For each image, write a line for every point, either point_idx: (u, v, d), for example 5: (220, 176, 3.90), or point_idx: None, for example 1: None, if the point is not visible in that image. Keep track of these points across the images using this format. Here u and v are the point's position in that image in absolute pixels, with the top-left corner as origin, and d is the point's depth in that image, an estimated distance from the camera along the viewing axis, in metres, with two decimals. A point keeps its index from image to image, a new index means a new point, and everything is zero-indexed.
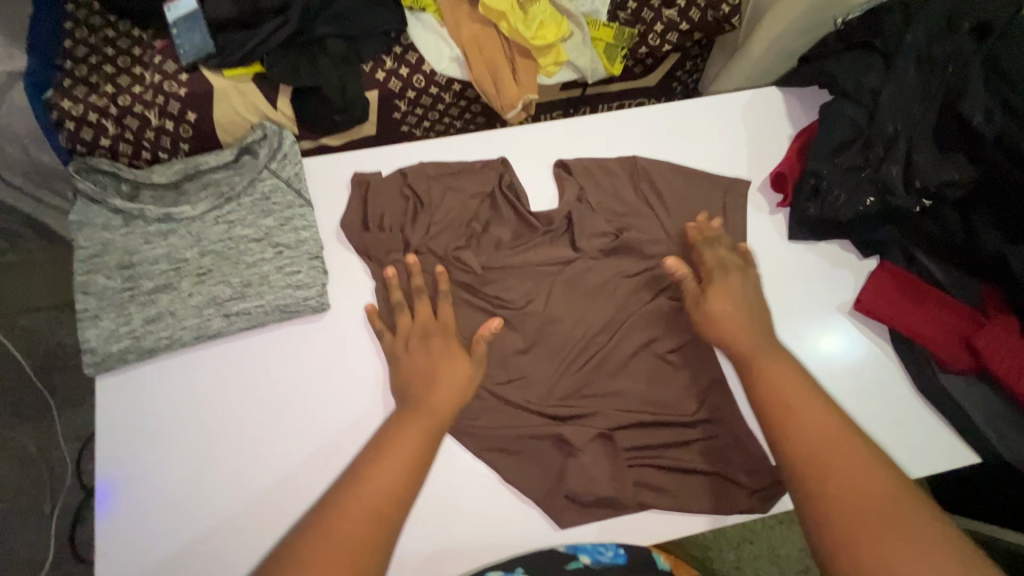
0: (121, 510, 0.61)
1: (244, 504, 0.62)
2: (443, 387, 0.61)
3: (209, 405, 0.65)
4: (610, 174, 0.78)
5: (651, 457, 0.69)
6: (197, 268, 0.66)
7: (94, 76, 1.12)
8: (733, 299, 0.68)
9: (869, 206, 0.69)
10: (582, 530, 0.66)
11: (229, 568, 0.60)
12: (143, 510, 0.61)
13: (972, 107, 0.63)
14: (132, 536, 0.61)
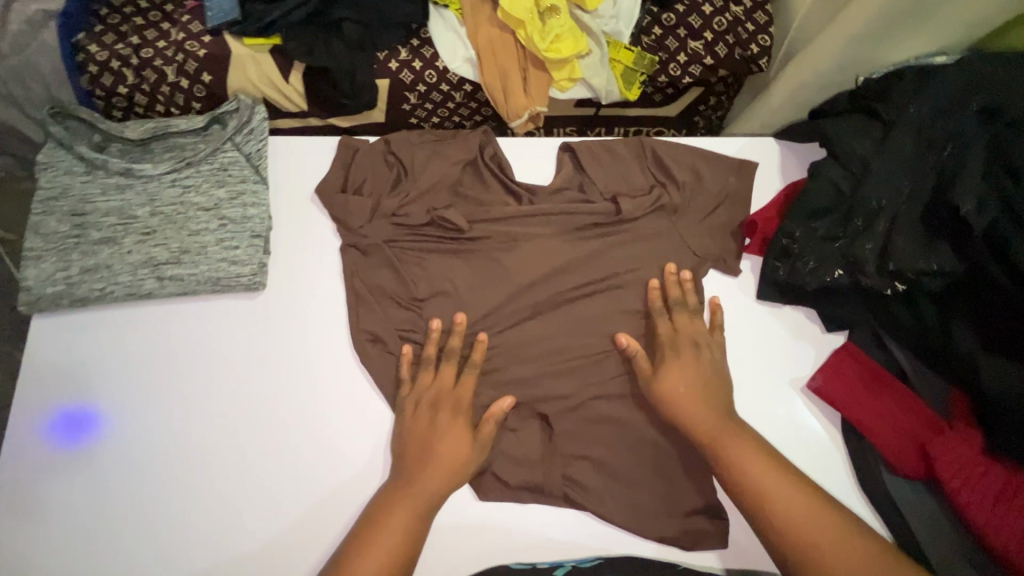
0: (24, 450, 0.62)
1: (139, 469, 0.62)
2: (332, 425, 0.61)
3: (129, 363, 0.65)
4: (617, 158, 0.77)
5: (584, 456, 0.66)
6: (143, 226, 0.67)
7: (124, 26, 1.16)
8: (674, 377, 0.64)
9: (837, 279, 0.64)
10: (583, 538, 0.64)
11: (111, 529, 0.60)
12: (42, 455, 0.62)
13: (963, 195, 0.57)
14: (30, 478, 0.62)
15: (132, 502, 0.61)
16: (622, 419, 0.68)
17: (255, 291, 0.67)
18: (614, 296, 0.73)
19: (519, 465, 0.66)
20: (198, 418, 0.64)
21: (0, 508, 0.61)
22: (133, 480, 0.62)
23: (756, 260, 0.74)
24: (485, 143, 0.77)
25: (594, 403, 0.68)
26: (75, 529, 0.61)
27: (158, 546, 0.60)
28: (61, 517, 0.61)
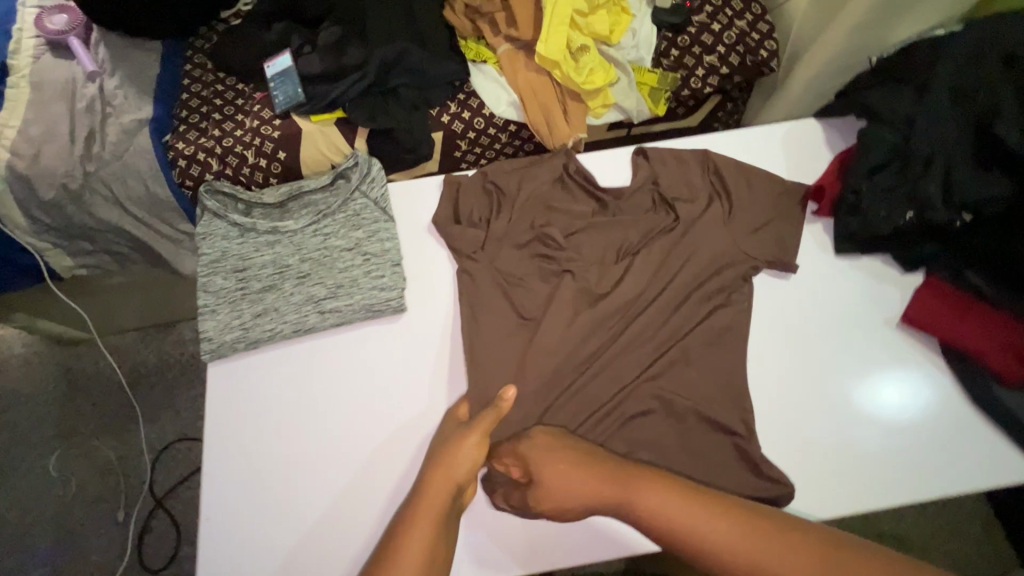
0: (219, 480, 0.69)
1: (325, 482, 0.69)
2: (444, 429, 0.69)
3: (300, 391, 0.73)
4: (683, 156, 0.86)
5: (723, 421, 0.72)
6: (298, 271, 0.77)
7: (205, 122, 1.32)
8: None
9: (908, 220, 0.73)
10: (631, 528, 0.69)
11: (309, 538, 0.66)
12: (238, 481, 0.69)
13: (1006, 127, 0.67)
14: (228, 503, 0.68)
15: (329, 513, 0.68)
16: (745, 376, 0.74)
17: (402, 312, 0.76)
18: (710, 271, 0.80)
19: (660, 430, 0.72)
20: (372, 430, 0.72)
21: (205, 534, 0.67)
22: (326, 494, 0.69)
23: (826, 222, 0.83)
24: (567, 161, 0.87)
25: (716, 368, 0.75)
26: (281, 548, 0.66)
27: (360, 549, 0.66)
28: (265, 539, 0.66)
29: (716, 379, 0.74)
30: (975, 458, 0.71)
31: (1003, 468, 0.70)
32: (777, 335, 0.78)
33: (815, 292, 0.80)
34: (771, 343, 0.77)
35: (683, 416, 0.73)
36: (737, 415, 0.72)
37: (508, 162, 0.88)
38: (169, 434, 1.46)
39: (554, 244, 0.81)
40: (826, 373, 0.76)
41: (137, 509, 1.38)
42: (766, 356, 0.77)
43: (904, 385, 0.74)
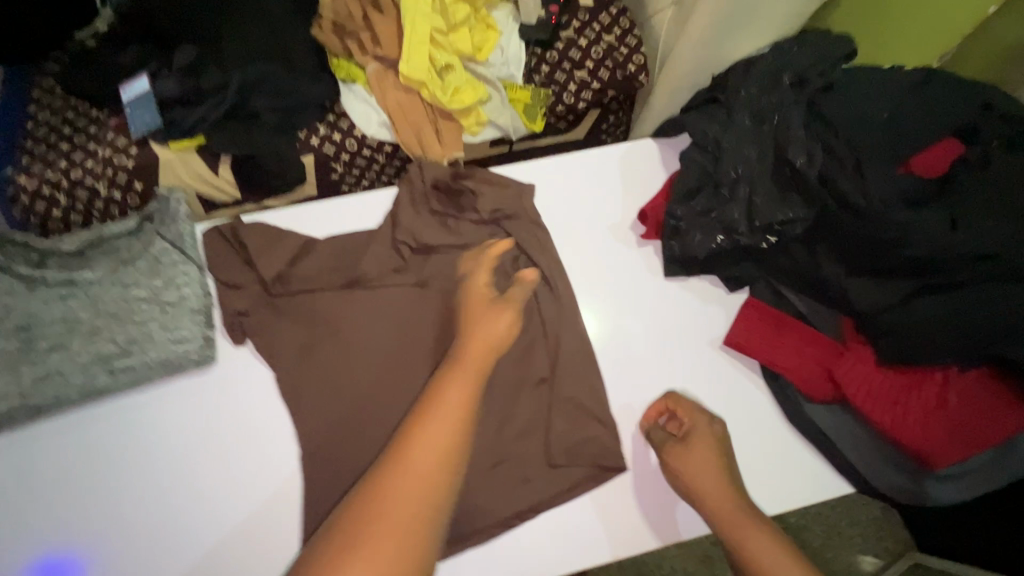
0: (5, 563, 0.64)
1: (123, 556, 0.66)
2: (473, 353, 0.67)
3: (94, 460, 0.68)
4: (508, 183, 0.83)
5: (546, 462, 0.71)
6: (89, 327, 0.71)
7: (52, 153, 1.25)
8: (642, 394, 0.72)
9: (721, 244, 0.73)
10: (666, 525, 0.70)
11: None
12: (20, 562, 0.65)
13: (795, 152, 0.69)
14: None
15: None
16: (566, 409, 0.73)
17: (205, 364, 0.71)
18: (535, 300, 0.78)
19: (476, 476, 0.69)
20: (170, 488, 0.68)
21: None
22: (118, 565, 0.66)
23: (655, 244, 0.82)
24: (407, 194, 0.82)
25: (537, 399, 0.73)
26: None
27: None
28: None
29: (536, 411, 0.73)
30: (792, 484, 0.71)
31: (817, 488, 0.71)
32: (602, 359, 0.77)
33: (641, 318, 0.79)
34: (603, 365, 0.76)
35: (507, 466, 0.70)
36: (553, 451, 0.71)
37: (325, 213, 0.83)
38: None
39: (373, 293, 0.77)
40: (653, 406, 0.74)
41: None
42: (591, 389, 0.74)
43: (729, 414, 0.74)
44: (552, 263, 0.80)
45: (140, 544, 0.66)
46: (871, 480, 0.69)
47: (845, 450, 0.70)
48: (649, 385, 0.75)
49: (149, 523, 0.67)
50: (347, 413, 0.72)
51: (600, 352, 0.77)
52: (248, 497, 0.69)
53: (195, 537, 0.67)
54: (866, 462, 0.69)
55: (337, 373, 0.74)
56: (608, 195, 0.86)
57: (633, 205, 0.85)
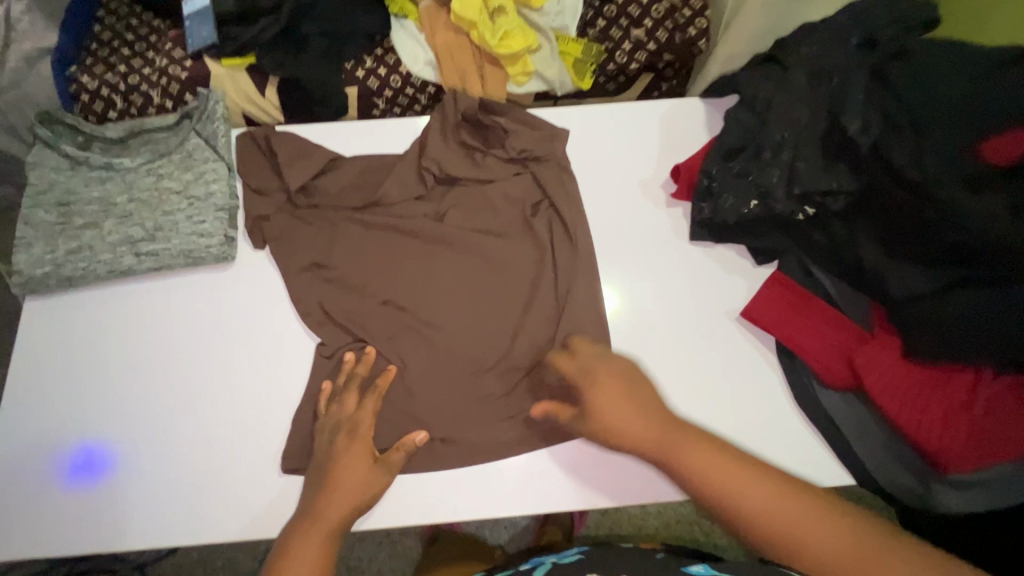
0: (32, 413, 0.71)
1: (131, 426, 0.71)
2: (348, 482, 0.63)
3: (117, 335, 0.74)
4: (537, 124, 0.81)
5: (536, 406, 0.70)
6: (122, 211, 0.74)
7: (113, 57, 1.29)
8: None
9: (753, 209, 0.70)
10: (629, 494, 0.68)
11: (110, 476, 0.69)
12: (43, 414, 0.71)
13: (849, 117, 0.64)
14: (32, 438, 0.70)
15: (129, 452, 0.70)
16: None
17: (223, 261, 0.73)
18: (551, 244, 0.77)
19: (458, 406, 0.70)
20: (184, 372, 0.73)
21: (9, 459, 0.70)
22: (129, 433, 0.71)
23: (686, 206, 0.79)
24: (442, 123, 0.81)
25: (538, 342, 0.73)
26: (78, 484, 0.69)
27: (157, 491, 0.69)
28: (65, 474, 0.69)
29: (536, 354, 0.73)
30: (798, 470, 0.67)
31: (823, 479, 0.66)
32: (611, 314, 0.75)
33: (658, 280, 0.76)
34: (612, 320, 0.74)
35: (496, 403, 0.71)
36: (545, 395, 0.71)
37: (357, 134, 0.83)
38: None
39: (393, 220, 0.78)
40: (662, 369, 0.72)
41: None
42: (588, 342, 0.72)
43: (737, 389, 0.70)
44: (574, 211, 0.78)
45: (151, 417, 0.71)
46: (877, 475, 0.65)
47: (853, 440, 0.66)
48: (657, 346, 0.73)
49: (160, 400, 0.72)
50: (352, 328, 0.74)
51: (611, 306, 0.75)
52: (247, 394, 0.72)
53: (200, 419, 0.71)
54: (874, 456, 0.65)
55: (349, 291, 0.75)
56: (644, 151, 0.83)
57: (668, 164, 0.82)
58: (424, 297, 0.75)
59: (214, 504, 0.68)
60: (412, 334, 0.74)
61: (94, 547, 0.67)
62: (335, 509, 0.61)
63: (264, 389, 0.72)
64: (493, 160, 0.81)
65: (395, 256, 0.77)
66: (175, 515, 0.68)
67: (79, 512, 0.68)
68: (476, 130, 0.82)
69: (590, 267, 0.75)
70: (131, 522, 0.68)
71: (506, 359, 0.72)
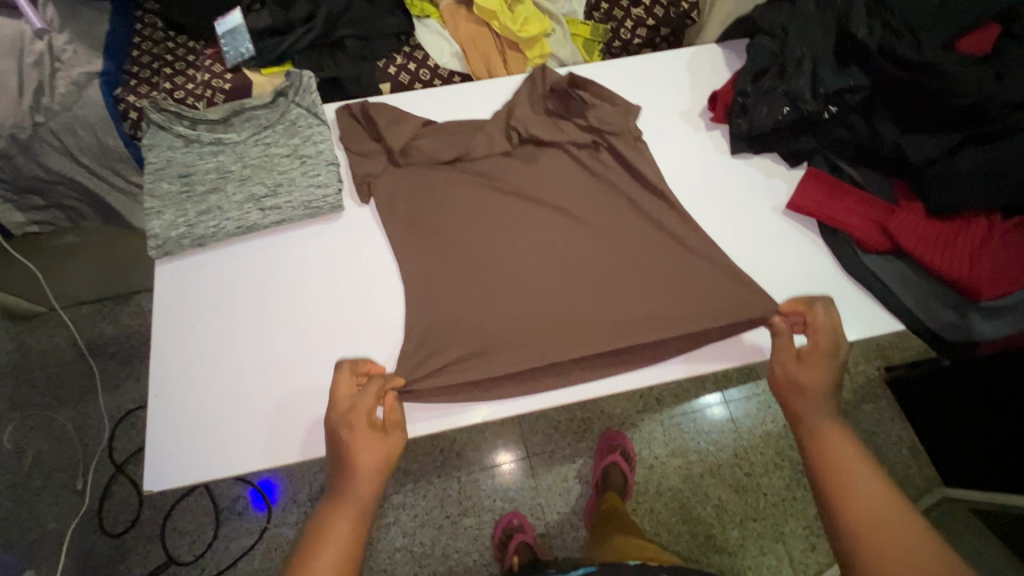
0: (173, 361, 0.78)
1: (266, 363, 0.78)
2: (365, 457, 0.65)
3: (243, 287, 0.82)
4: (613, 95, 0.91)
5: (632, 301, 0.80)
6: (241, 176, 0.83)
7: (157, 78, 1.39)
8: None
9: (786, 115, 0.83)
10: (713, 361, 0.79)
11: (256, 406, 0.76)
12: (185, 360, 0.78)
13: (858, 26, 0.78)
14: (177, 382, 0.77)
15: (248, 391, 0.76)
16: (633, 271, 0.82)
17: (338, 209, 0.82)
18: (606, 183, 0.88)
19: (561, 311, 0.80)
20: (288, 320, 0.80)
21: (159, 402, 0.76)
22: (237, 379, 0.77)
23: (723, 128, 0.93)
24: (531, 93, 0.92)
25: (606, 262, 0.83)
26: (196, 421, 0.75)
27: (273, 424, 0.75)
28: (182, 416, 0.75)
29: (605, 273, 0.82)
30: (856, 323, 0.79)
31: (878, 326, 0.79)
32: (664, 234, 0.84)
33: (711, 191, 0.89)
34: (670, 238, 0.83)
35: (595, 305, 0.80)
36: (614, 306, 0.80)
37: (435, 105, 0.96)
38: (127, 403, 1.62)
39: (475, 167, 0.89)
40: (736, 265, 0.83)
41: (94, 466, 1.54)
42: (661, 247, 0.83)
43: (795, 269, 0.83)
44: (637, 156, 0.87)
45: (258, 363, 0.78)
46: (920, 314, 0.78)
47: (896, 290, 0.79)
48: (721, 246, 0.85)
49: (268, 348, 0.79)
50: (444, 263, 0.82)
51: (665, 228, 0.84)
52: (371, 323, 0.80)
53: (305, 359, 0.78)
54: (915, 299, 0.79)
55: (452, 230, 0.84)
56: (679, 91, 0.97)
57: (701, 99, 0.96)
58: (484, 245, 0.83)
59: (326, 433, 0.75)
60: (479, 276, 0.81)
61: (218, 475, 0.73)
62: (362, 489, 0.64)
63: (367, 327, 0.80)
64: (572, 126, 0.90)
65: (484, 194, 0.87)
66: (288, 445, 0.74)
67: (234, 438, 0.74)
68: (559, 98, 0.92)
69: (641, 196, 0.86)
70: (258, 446, 0.74)
71: (597, 267, 0.83)
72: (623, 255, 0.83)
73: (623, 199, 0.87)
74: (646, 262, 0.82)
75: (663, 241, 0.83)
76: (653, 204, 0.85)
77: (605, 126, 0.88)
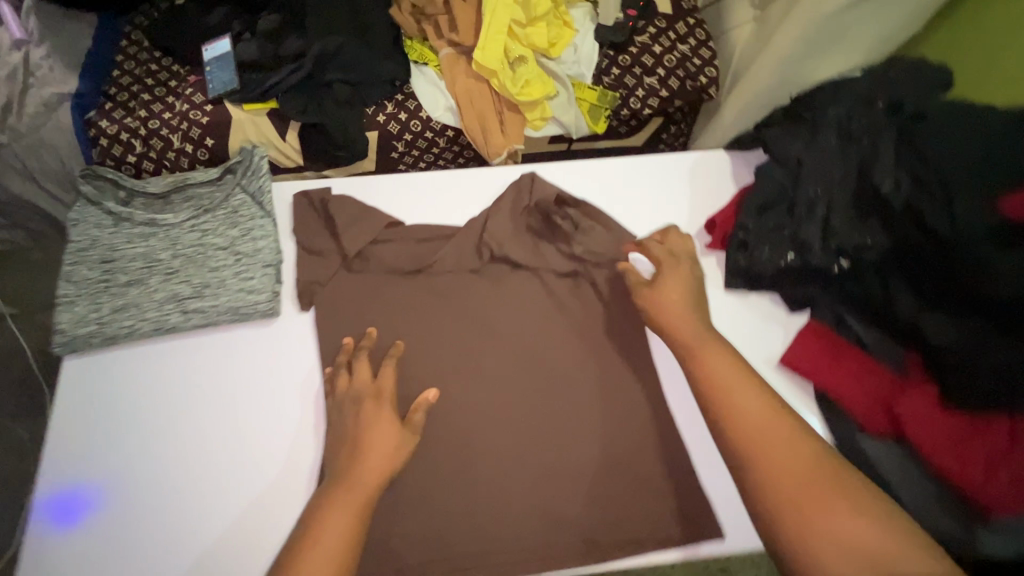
0: (67, 473, 0.69)
1: (167, 487, 0.68)
2: (375, 447, 0.64)
3: (154, 392, 0.72)
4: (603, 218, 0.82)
5: (582, 461, 0.72)
6: (168, 268, 0.74)
7: (134, 102, 1.30)
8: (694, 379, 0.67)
9: (790, 262, 0.73)
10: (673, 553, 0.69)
11: (148, 539, 0.66)
12: (80, 473, 0.69)
13: (882, 177, 0.67)
14: (68, 500, 0.68)
15: (179, 461, 0.70)
16: (592, 425, 0.74)
17: (271, 316, 0.73)
18: (578, 316, 0.79)
19: (509, 463, 0.72)
20: (237, 390, 0.73)
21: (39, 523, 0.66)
22: (131, 505, 0.68)
23: (719, 255, 0.80)
24: (519, 199, 0.83)
25: (567, 406, 0.75)
26: (118, 481, 0.69)
27: (196, 503, 0.68)
28: (62, 543, 0.66)
29: (565, 420, 0.74)
30: None
31: None
32: (630, 384, 0.75)
33: None
34: (632, 392, 0.75)
35: (546, 459, 0.72)
36: (560, 467, 0.72)
37: (400, 195, 0.85)
38: None
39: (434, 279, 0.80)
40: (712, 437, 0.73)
41: None
42: (626, 404, 0.74)
43: None
44: (620, 300, 0.79)
45: (194, 433, 0.71)
46: (921, 522, 0.65)
47: (896, 487, 0.67)
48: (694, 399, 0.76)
49: (173, 463, 0.70)
50: None
51: (637, 378, 0.76)
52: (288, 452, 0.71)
53: (210, 489, 0.68)
54: (918, 502, 0.66)
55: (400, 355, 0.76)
56: (674, 203, 0.86)
57: (699, 217, 0.85)
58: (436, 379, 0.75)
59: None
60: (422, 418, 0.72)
61: None
62: (365, 485, 0.62)
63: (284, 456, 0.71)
64: (553, 256, 0.81)
65: (440, 311, 0.79)
66: None
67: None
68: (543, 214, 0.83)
69: (610, 338, 0.78)
70: None
71: (554, 415, 0.74)
72: (585, 404, 0.74)
73: (595, 336, 0.78)
74: (608, 417, 0.74)
75: (630, 397, 0.75)
76: (625, 349, 0.77)
77: (589, 258, 0.80)
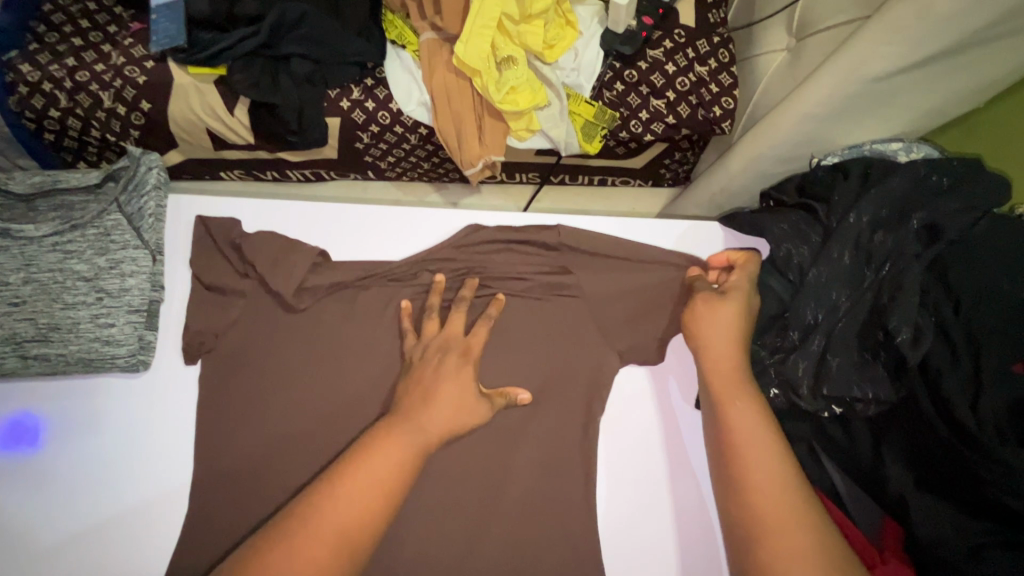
0: None
1: (5, 524, 0.58)
2: (440, 410, 0.55)
3: (24, 393, 0.62)
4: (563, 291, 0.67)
5: None
6: (13, 296, 0.61)
7: (63, 46, 1.10)
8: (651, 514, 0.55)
9: (772, 399, 0.60)
10: None
11: None
12: None
13: (899, 323, 0.53)
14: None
15: (81, 482, 0.60)
16: (503, 559, 0.59)
17: (135, 373, 0.62)
18: (513, 420, 0.63)
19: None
20: (100, 429, 0.61)
21: None
22: None
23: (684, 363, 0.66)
24: (464, 251, 0.68)
25: (484, 520, 0.60)
26: (37, 469, 0.60)
27: (88, 508, 0.59)
28: None
29: (468, 532, 0.60)
30: None
31: None
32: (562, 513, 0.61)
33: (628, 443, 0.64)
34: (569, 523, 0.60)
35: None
36: None
37: (311, 228, 0.68)
38: None
39: (344, 342, 0.65)
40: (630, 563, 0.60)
41: None
42: (547, 542, 0.60)
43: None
44: (572, 405, 0.64)
45: (96, 435, 0.61)
46: None
47: None
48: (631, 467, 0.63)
49: (19, 495, 0.59)
50: (256, 487, 0.60)
51: (579, 494, 0.61)
52: (154, 500, 0.60)
53: (54, 533, 0.58)
54: None
55: (283, 438, 0.62)
56: None
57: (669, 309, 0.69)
58: (304, 478, 0.61)
59: None
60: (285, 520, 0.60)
61: None
62: (424, 429, 0.54)
63: (147, 506, 0.59)
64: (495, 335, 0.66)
65: (344, 387, 0.64)
66: None
67: None
68: (479, 279, 0.68)
69: (547, 448, 0.63)
70: None
71: (456, 540, 0.60)
72: (498, 533, 0.60)
73: (525, 446, 0.63)
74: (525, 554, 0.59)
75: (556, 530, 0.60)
76: (562, 461, 0.62)
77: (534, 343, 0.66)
